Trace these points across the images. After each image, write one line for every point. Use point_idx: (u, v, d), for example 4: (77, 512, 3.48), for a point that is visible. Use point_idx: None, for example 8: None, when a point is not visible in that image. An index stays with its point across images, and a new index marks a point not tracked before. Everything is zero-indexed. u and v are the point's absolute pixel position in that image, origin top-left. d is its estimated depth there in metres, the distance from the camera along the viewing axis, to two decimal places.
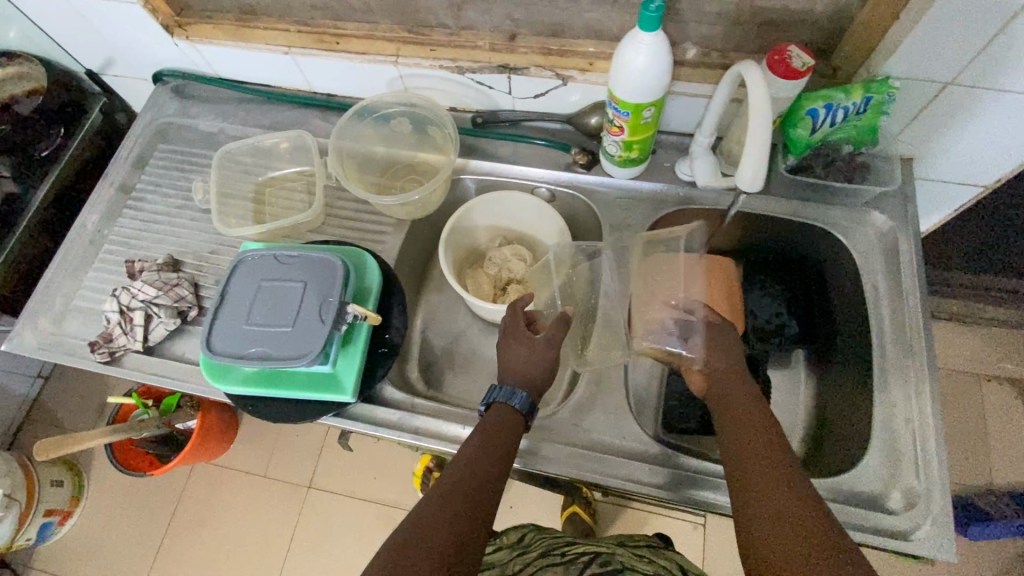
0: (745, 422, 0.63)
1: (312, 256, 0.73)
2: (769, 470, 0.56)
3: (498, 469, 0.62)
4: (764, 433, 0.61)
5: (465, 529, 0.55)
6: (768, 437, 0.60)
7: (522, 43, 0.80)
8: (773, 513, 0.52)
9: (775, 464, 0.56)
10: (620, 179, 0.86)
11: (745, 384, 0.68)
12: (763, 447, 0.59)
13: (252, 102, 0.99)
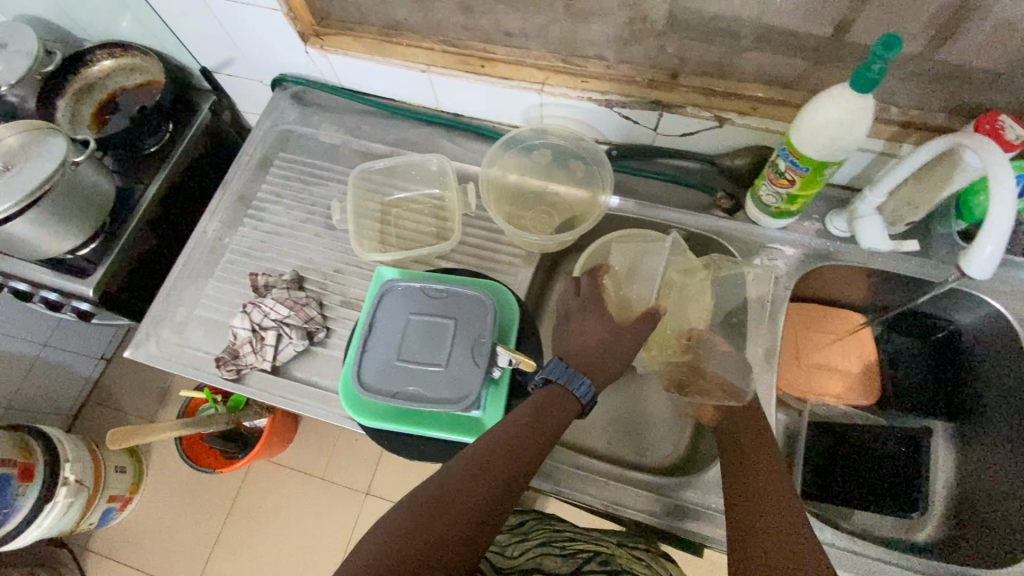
0: (747, 448, 0.68)
1: (463, 292, 0.71)
2: (761, 495, 0.61)
3: (537, 447, 0.63)
4: (763, 460, 0.66)
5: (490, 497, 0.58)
6: (765, 464, 0.66)
7: (683, 82, 0.77)
8: (760, 529, 0.57)
9: (770, 490, 0.62)
10: (764, 228, 0.82)
11: (748, 413, 0.73)
12: (761, 474, 0.64)
13: (374, 116, 0.96)
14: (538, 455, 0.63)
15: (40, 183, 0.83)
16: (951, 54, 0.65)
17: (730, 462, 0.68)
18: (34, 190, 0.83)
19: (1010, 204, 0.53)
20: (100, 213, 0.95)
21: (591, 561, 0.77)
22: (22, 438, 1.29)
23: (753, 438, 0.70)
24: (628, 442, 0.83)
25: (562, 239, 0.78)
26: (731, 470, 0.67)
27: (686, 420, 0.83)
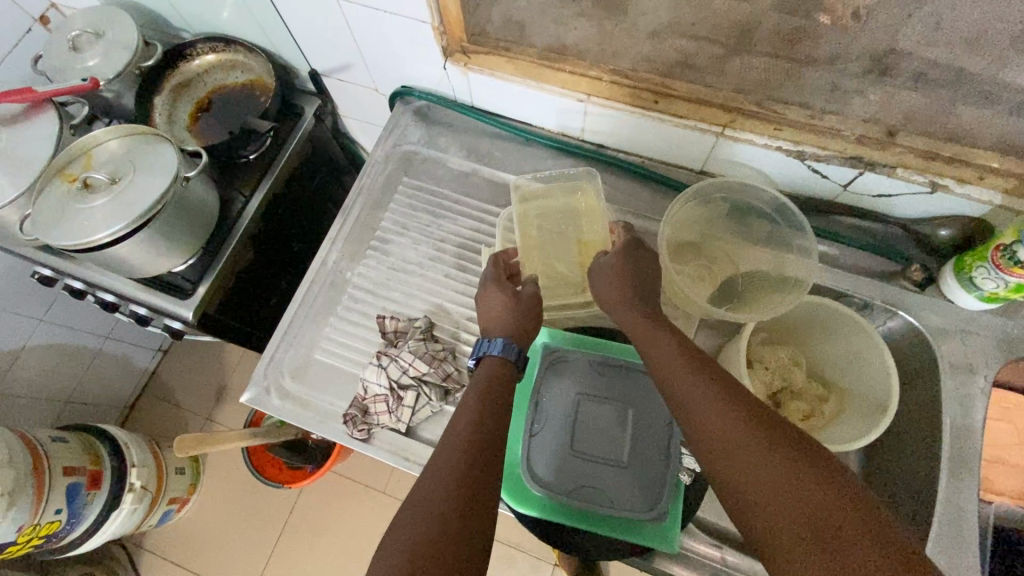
0: (702, 388, 0.53)
1: (639, 374, 0.64)
2: (743, 445, 0.47)
3: (500, 428, 0.56)
4: (719, 391, 0.52)
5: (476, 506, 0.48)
6: (729, 400, 0.51)
7: (901, 140, 0.67)
8: (771, 493, 0.43)
9: (750, 432, 0.47)
10: (962, 307, 0.73)
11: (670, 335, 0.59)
12: (728, 415, 0.49)
13: (509, 141, 0.87)
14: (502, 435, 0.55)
15: (153, 203, 0.75)
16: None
17: (692, 422, 0.51)
18: (147, 211, 0.75)
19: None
20: (204, 229, 0.87)
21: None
22: (89, 441, 1.25)
23: (696, 369, 0.55)
24: None
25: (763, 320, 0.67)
26: (692, 425, 0.51)
27: None
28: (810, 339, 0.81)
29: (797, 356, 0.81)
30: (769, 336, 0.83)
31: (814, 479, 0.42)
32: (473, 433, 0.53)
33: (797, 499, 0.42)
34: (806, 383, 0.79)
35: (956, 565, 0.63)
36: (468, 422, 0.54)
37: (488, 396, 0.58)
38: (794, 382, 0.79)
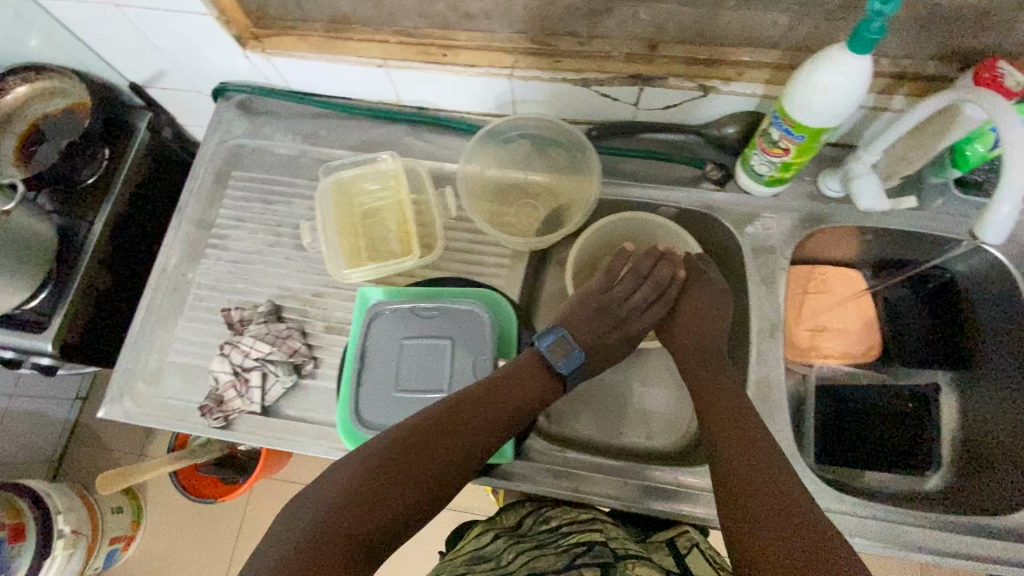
0: (739, 442, 0.62)
1: (453, 308, 0.66)
2: (757, 478, 0.58)
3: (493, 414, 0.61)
4: (749, 434, 0.62)
5: (451, 468, 0.57)
6: (760, 457, 0.60)
7: (664, 51, 0.71)
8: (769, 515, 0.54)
9: (766, 472, 0.58)
10: (757, 197, 0.79)
11: (722, 388, 0.68)
12: (758, 454, 0.60)
13: (332, 118, 0.88)
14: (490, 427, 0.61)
15: None
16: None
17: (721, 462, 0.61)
18: None
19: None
20: (45, 261, 0.86)
21: (587, 555, 0.62)
22: (7, 498, 1.23)
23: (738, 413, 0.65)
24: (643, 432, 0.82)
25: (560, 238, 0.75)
26: (727, 472, 0.60)
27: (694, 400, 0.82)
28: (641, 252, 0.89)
29: None
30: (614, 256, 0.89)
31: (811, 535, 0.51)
32: (474, 409, 0.60)
33: (788, 522, 0.53)
34: None
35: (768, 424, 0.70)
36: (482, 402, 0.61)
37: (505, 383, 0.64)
38: None
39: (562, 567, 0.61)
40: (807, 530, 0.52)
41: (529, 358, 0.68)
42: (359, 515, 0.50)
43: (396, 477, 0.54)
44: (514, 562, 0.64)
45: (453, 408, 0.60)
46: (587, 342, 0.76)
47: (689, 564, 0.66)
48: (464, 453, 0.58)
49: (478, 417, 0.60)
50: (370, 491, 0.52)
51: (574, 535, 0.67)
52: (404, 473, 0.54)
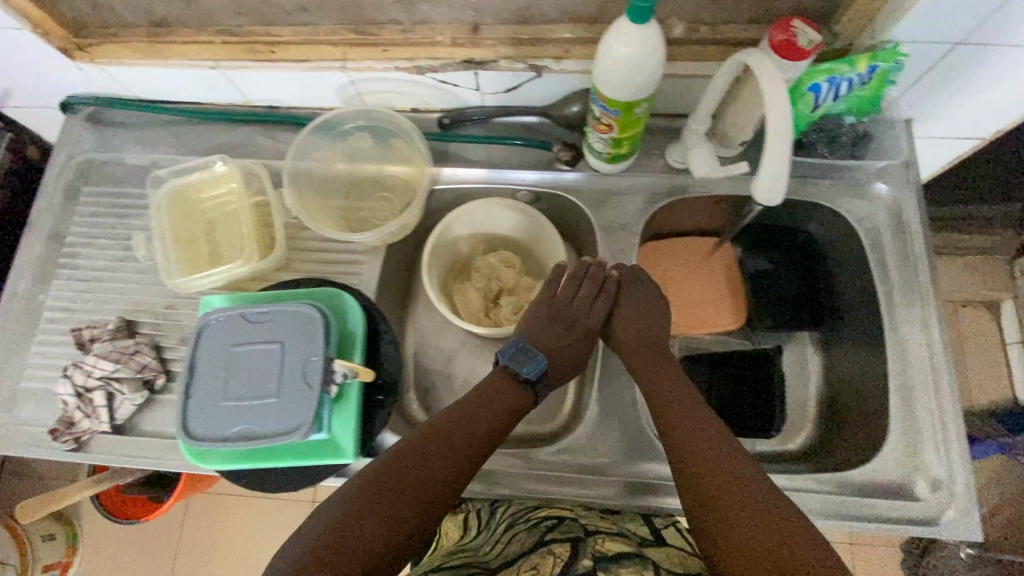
0: (701, 435, 0.64)
1: (283, 311, 0.65)
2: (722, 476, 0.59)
3: (464, 434, 0.64)
4: (710, 432, 0.64)
5: (437, 491, 0.60)
6: (722, 449, 0.62)
7: (488, 33, 0.71)
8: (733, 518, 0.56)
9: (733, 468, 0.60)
10: (608, 174, 0.80)
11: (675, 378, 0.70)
12: (717, 451, 0.61)
13: (183, 125, 0.86)
14: (465, 448, 0.64)
15: None
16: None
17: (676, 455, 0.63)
18: None
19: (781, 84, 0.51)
20: None
21: (555, 531, 0.61)
22: None
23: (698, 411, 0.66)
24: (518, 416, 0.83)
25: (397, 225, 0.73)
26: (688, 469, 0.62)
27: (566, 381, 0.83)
28: (510, 238, 0.89)
29: (510, 258, 0.89)
30: (488, 246, 0.91)
31: (781, 530, 0.53)
32: (445, 435, 0.64)
33: (751, 522, 0.55)
34: (516, 279, 0.89)
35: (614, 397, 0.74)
36: (450, 428, 0.64)
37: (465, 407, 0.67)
38: (504, 281, 0.89)
39: (532, 544, 0.60)
40: (770, 532, 0.54)
41: (500, 374, 0.71)
42: (348, 542, 0.53)
43: (384, 511, 0.56)
44: (490, 544, 0.64)
45: (430, 435, 0.63)
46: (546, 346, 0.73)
47: (664, 535, 0.64)
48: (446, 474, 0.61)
49: (457, 439, 0.64)
50: (356, 518, 0.55)
51: (542, 512, 0.66)
52: (387, 507, 0.57)
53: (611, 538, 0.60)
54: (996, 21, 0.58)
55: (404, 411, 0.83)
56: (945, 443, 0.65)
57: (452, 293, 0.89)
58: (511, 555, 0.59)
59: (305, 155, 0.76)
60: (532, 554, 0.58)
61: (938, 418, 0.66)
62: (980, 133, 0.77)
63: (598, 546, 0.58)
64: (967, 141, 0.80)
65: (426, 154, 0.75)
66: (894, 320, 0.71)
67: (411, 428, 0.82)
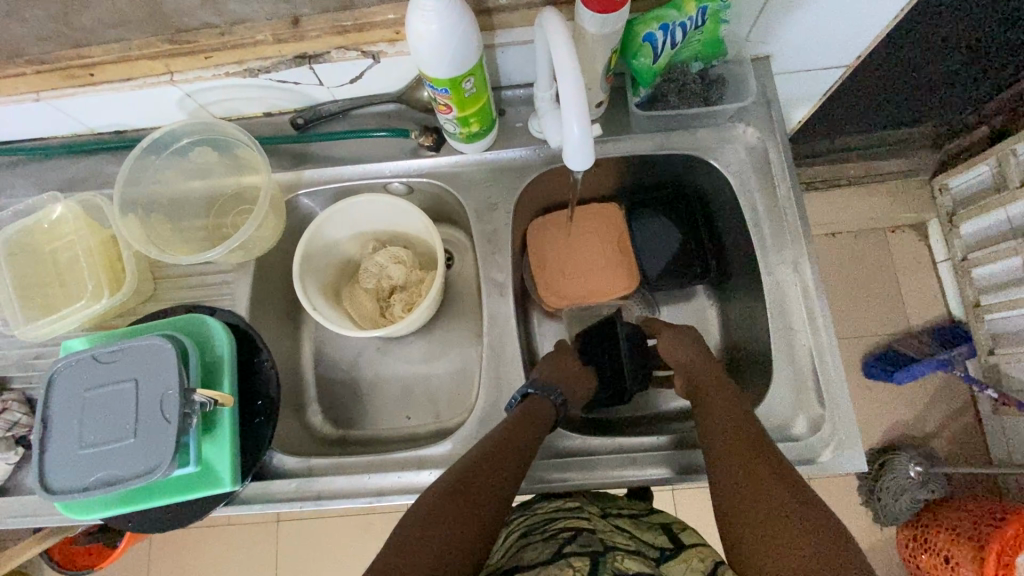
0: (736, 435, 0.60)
1: (130, 349, 0.62)
2: (760, 481, 0.55)
3: (503, 470, 0.60)
4: (747, 435, 0.60)
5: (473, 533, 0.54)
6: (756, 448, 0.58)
7: (311, 25, 0.65)
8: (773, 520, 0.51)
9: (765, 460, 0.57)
10: (474, 153, 0.77)
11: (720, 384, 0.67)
12: (756, 455, 0.57)
13: (28, 164, 0.81)
14: (500, 484, 0.59)
15: None
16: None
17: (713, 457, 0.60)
18: None
19: (567, 41, 0.49)
20: None
21: (575, 542, 0.57)
22: None
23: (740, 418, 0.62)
24: (424, 413, 0.82)
25: (240, 236, 0.69)
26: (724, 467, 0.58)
27: (468, 370, 0.82)
28: (395, 233, 0.86)
29: (399, 254, 0.84)
30: (378, 245, 0.86)
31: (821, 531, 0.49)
32: (481, 468, 0.59)
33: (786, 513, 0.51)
34: (406, 275, 0.84)
35: (504, 380, 0.72)
36: (487, 460, 0.60)
37: (510, 433, 0.63)
38: (395, 278, 0.84)
39: (551, 554, 0.55)
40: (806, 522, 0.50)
41: (538, 400, 0.67)
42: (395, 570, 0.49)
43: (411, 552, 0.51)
44: (505, 559, 0.60)
45: (481, 460, 0.60)
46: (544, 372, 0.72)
47: (682, 542, 0.61)
48: (498, 500, 0.58)
49: (492, 474, 0.59)
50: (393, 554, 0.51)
51: (560, 522, 0.61)
52: (415, 548, 0.51)
53: (632, 555, 0.56)
54: None
55: (308, 423, 0.82)
56: (821, 381, 0.66)
57: (344, 299, 0.85)
58: (526, 566, 0.55)
59: (145, 179, 0.73)
60: (551, 563, 0.54)
61: (815, 356, 0.66)
62: (839, 61, 0.77)
63: (617, 562, 0.54)
64: (831, 71, 0.79)
65: (264, 158, 0.71)
66: (767, 265, 0.70)
67: (315, 441, 0.80)
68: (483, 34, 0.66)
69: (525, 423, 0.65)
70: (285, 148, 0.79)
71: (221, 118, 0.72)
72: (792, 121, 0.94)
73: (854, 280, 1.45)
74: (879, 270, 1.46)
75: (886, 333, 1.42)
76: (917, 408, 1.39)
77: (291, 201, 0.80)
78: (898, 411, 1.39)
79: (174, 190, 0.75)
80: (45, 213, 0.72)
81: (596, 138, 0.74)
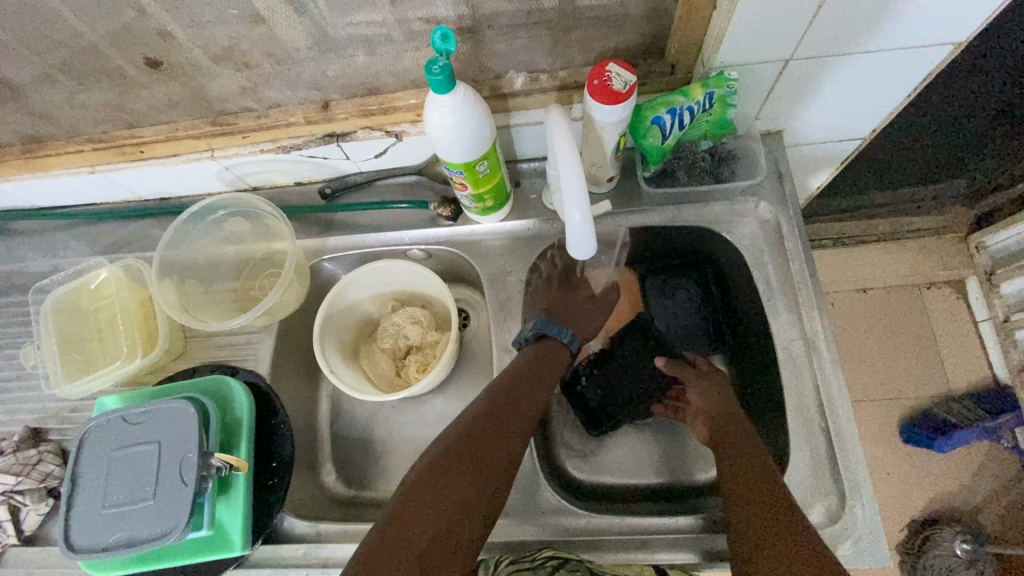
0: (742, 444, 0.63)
1: (157, 411, 0.65)
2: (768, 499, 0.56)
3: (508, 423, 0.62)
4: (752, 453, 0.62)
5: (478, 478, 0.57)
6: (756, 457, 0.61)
7: (339, 108, 0.72)
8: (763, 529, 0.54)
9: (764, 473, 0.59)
10: (490, 223, 0.80)
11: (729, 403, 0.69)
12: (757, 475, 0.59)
13: (80, 227, 0.88)
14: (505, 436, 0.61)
15: None
16: (560, 3, 0.58)
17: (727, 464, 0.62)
18: None
19: (568, 136, 0.52)
20: None
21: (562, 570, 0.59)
22: None
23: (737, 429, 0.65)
24: None
25: (266, 301, 0.73)
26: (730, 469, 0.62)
27: None
28: (413, 295, 0.88)
29: (416, 315, 0.86)
30: (397, 306, 0.89)
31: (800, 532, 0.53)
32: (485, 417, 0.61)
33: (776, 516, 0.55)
34: (422, 336, 0.86)
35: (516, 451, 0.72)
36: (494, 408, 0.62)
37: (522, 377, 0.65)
38: (412, 339, 0.86)
39: None
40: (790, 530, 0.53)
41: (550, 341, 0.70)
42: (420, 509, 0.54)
43: (426, 492, 0.55)
44: None
45: (481, 417, 0.61)
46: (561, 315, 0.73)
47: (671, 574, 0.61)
48: (506, 456, 0.60)
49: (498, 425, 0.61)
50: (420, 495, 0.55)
51: (544, 552, 0.63)
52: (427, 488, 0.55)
53: None
54: (816, 37, 0.58)
55: (321, 483, 0.83)
56: (840, 466, 0.63)
57: (363, 358, 0.88)
58: None
59: (182, 244, 0.78)
60: None
61: (832, 436, 0.64)
62: (854, 134, 0.77)
63: None
64: (846, 142, 0.79)
65: (291, 228, 0.75)
66: (781, 339, 0.69)
67: (327, 502, 0.81)
68: (498, 116, 0.70)
69: (539, 367, 0.67)
70: (312, 216, 0.84)
71: (250, 191, 0.78)
72: (810, 187, 0.93)
73: (891, 337, 1.38)
74: (914, 329, 1.38)
75: (926, 395, 1.34)
76: (963, 477, 1.29)
77: (315, 265, 0.84)
78: (940, 480, 1.30)
79: (209, 253, 0.80)
80: (92, 276, 0.78)
81: (608, 210, 0.76)
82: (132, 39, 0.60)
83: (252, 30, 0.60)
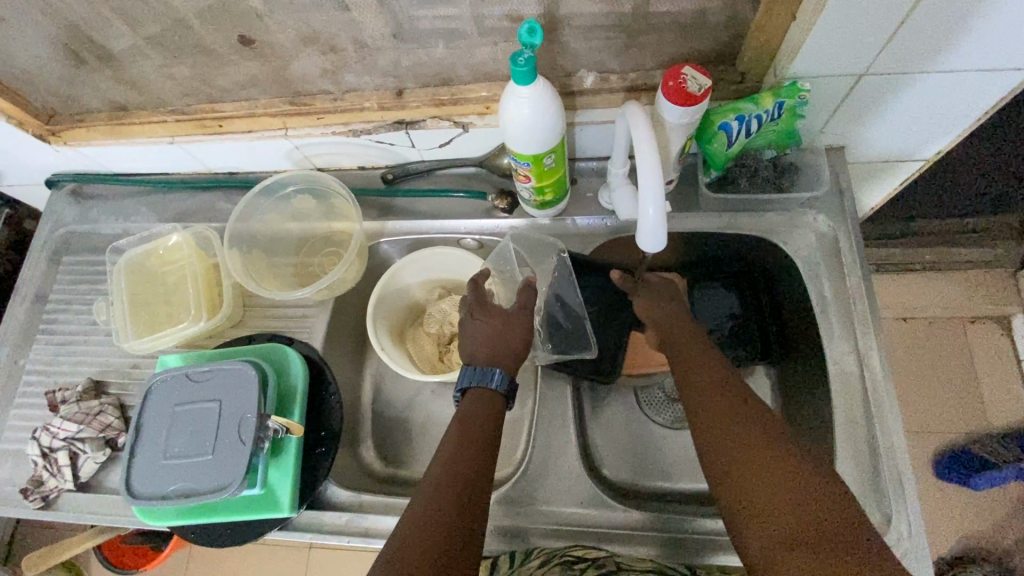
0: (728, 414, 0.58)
1: (216, 372, 0.68)
2: (778, 470, 0.51)
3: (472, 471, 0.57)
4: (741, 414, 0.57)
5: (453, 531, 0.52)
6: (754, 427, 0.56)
7: (412, 96, 0.74)
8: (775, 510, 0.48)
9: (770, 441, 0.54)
10: (545, 218, 0.81)
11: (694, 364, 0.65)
12: (757, 442, 0.54)
13: (150, 195, 0.93)
14: (473, 487, 0.56)
15: None
16: (641, 6, 0.60)
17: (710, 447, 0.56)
18: None
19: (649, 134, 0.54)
20: None
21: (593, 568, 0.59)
22: None
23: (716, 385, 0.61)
24: None
25: (329, 277, 0.75)
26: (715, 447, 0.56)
27: None
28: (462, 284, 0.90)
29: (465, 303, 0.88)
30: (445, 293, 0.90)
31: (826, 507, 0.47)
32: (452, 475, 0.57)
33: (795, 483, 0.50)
34: None
35: (558, 443, 0.74)
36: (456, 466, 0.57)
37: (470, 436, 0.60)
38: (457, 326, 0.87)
39: None
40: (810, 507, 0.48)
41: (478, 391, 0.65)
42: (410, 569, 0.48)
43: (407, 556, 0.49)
44: None
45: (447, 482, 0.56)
46: (487, 352, 0.67)
47: None
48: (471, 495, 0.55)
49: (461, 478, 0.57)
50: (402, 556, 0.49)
51: (575, 552, 0.63)
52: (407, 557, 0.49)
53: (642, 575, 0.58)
54: (892, 54, 0.58)
55: (361, 459, 0.85)
56: (886, 483, 0.63)
57: (408, 342, 0.90)
58: None
59: (250, 217, 0.81)
60: None
61: (880, 453, 0.64)
62: (917, 155, 0.77)
63: None
64: (908, 163, 0.79)
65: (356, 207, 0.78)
66: (832, 353, 0.69)
67: (366, 477, 0.83)
68: (566, 113, 0.72)
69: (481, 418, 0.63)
70: (372, 199, 0.87)
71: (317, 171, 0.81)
72: (866, 206, 0.92)
73: (930, 368, 1.35)
74: (956, 361, 1.34)
75: (965, 429, 1.30)
76: (997, 517, 1.25)
77: (372, 247, 0.87)
78: (972, 518, 1.26)
79: (273, 227, 0.84)
80: (163, 240, 0.82)
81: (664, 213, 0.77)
82: (230, 18, 0.64)
83: (342, 16, 0.63)
